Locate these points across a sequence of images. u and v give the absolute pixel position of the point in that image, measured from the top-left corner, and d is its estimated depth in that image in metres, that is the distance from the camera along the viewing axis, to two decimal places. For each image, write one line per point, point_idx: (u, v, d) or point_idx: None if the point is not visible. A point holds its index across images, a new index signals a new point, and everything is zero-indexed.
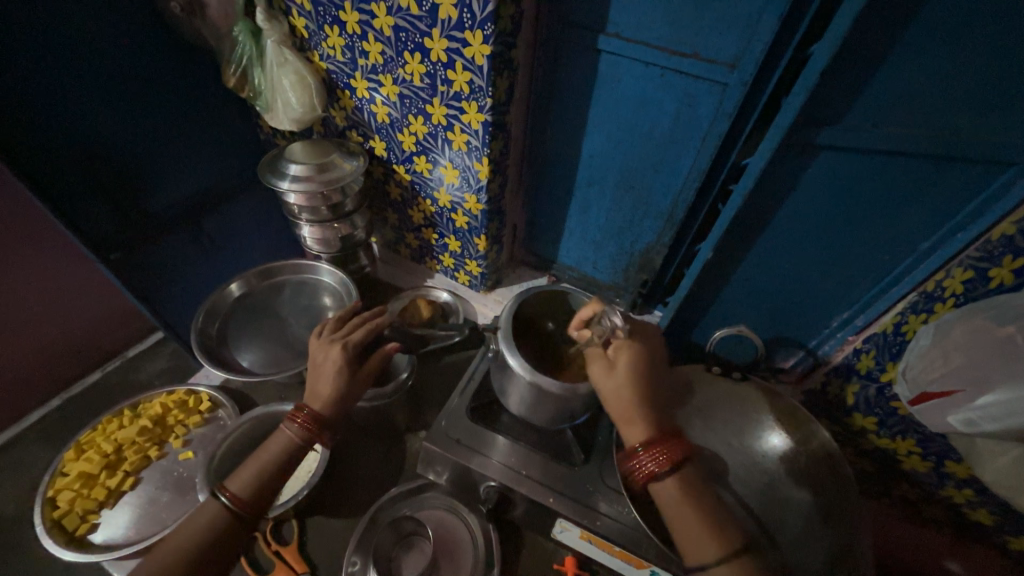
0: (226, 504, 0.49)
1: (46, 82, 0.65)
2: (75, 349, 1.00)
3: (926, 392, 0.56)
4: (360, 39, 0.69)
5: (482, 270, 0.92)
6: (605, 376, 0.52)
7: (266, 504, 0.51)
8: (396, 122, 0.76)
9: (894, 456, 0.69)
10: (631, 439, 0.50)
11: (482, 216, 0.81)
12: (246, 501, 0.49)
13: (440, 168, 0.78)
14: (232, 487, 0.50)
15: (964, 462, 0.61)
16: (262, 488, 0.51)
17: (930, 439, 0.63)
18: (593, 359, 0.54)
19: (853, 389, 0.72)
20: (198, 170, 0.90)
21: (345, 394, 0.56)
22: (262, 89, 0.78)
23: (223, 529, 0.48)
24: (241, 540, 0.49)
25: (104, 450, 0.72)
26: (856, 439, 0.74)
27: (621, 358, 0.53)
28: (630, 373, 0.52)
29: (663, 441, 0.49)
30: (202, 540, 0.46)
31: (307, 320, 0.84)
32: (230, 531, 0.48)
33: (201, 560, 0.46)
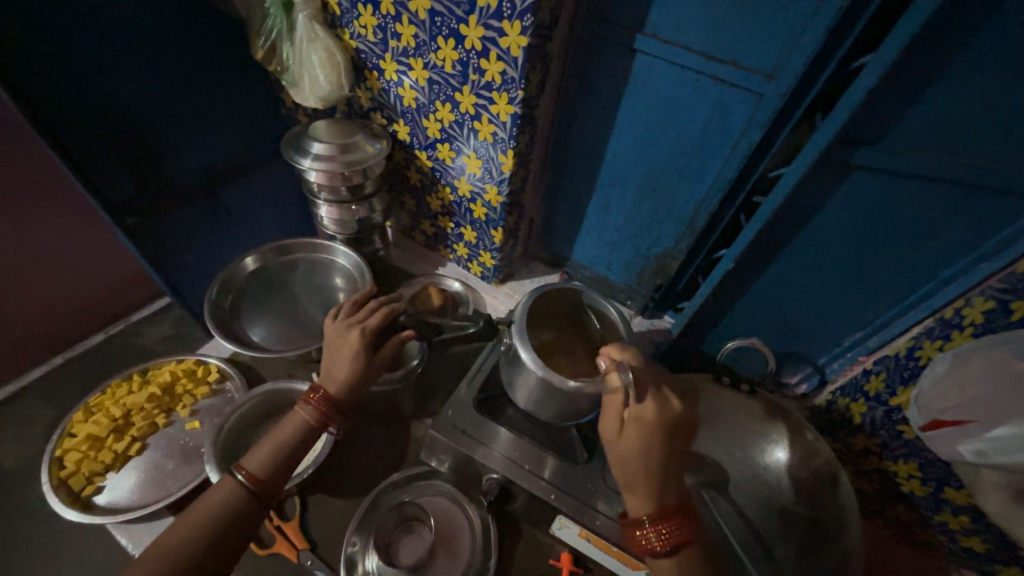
0: (242, 481, 0.49)
1: (73, 43, 0.65)
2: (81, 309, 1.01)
3: (938, 419, 0.57)
4: (393, 21, 0.68)
5: (495, 262, 0.92)
6: (614, 439, 0.51)
7: (280, 484, 0.51)
8: (422, 107, 0.75)
9: (893, 478, 0.69)
10: (635, 511, 0.50)
11: (501, 208, 0.81)
12: (262, 481, 0.50)
13: (464, 158, 0.77)
14: (247, 466, 0.50)
15: (964, 488, 0.62)
16: (278, 467, 0.51)
17: (931, 465, 0.64)
18: (605, 421, 0.53)
19: (859, 409, 0.72)
20: (219, 142, 0.89)
21: (359, 379, 0.56)
22: (290, 63, 0.77)
23: (239, 507, 0.48)
24: (256, 519, 0.49)
25: (112, 415, 0.73)
26: (857, 458, 0.74)
27: (633, 430, 0.51)
28: (642, 443, 0.50)
29: (666, 518, 0.48)
30: (219, 517, 0.47)
31: (320, 300, 0.85)
32: (245, 510, 0.48)
33: (214, 544, 0.45)
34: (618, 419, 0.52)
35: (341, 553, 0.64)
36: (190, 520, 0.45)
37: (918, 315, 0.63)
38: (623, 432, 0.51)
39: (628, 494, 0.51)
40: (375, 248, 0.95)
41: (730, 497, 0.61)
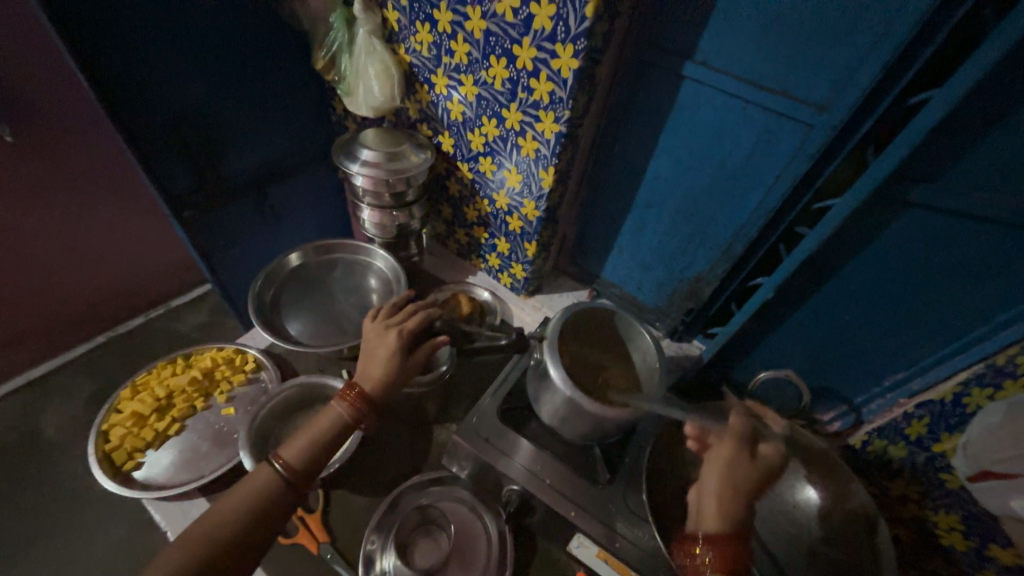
0: (279, 469, 0.51)
1: (154, 48, 0.70)
2: (85, 290, 1.20)
3: (989, 471, 0.55)
4: (448, 39, 0.71)
5: (526, 275, 0.93)
6: (735, 463, 0.56)
7: (314, 476, 0.53)
8: (469, 121, 0.78)
9: (931, 532, 0.65)
10: (709, 526, 0.52)
11: (537, 223, 0.82)
12: (298, 472, 0.51)
13: (505, 172, 0.79)
14: (284, 455, 0.52)
15: (1011, 548, 0.58)
16: (313, 460, 0.52)
17: (975, 521, 0.61)
18: (736, 442, 0.58)
19: (898, 453, 0.69)
20: (273, 145, 0.95)
21: (394, 380, 0.58)
22: (347, 74, 0.82)
23: (274, 494, 0.50)
24: (289, 509, 0.51)
25: (156, 395, 0.77)
26: (892, 506, 0.70)
27: (753, 465, 0.57)
28: (754, 476, 0.56)
29: (739, 546, 0.51)
30: (256, 502, 0.49)
31: (355, 299, 0.87)
32: (279, 498, 0.50)
33: (249, 530, 0.47)
34: (744, 450, 0.58)
35: (360, 549, 0.65)
36: (230, 503, 0.47)
37: (966, 359, 0.61)
38: (746, 461, 0.57)
39: (705, 506, 0.54)
40: (410, 253, 0.98)
41: (764, 539, 0.61)
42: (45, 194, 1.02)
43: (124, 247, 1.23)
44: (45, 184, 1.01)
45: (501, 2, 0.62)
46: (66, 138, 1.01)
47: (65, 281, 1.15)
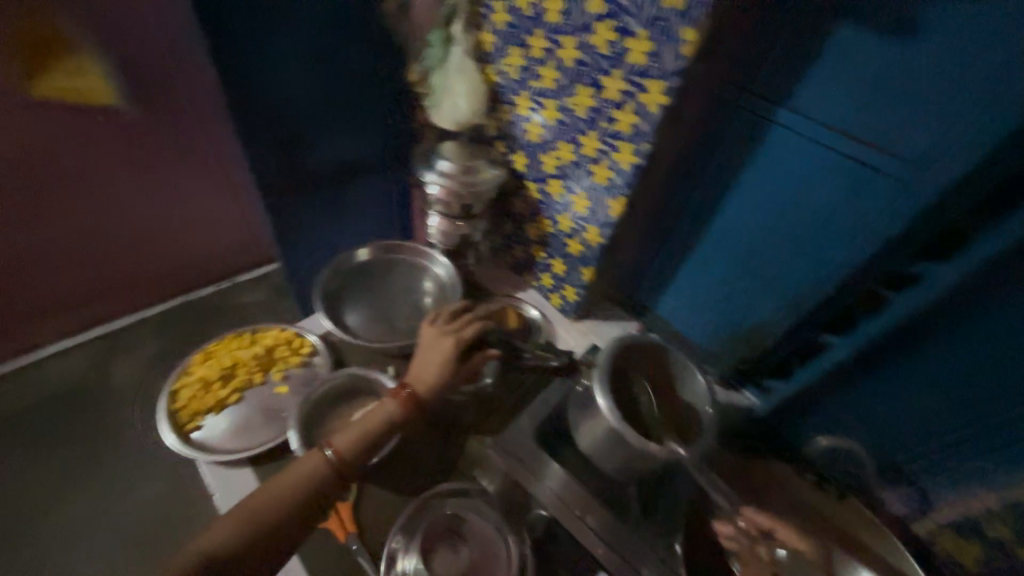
0: (331, 457, 0.53)
1: (270, 53, 0.78)
2: (171, 256, 1.33)
3: None
4: (538, 64, 0.73)
5: (578, 298, 0.92)
6: None
7: (360, 467, 0.55)
8: (545, 143, 0.80)
9: None
10: None
11: (598, 249, 0.82)
12: (348, 462, 0.54)
13: (573, 196, 0.80)
14: (336, 444, 0.54)
15: None
16: (361, 453, 0.54)
17: None
18: None
19: (972, 549, 0.66)
20: (357, 147, 1.00)
21: (446, 386, 0.60)
22: (435, 89, 0.86)
23: (323, 480, 0.52)
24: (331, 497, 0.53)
25: (224, 364, 0.83)
26: None
27: None
28: None
29: None
30: (304, 486, 0.51)
31: (411, 300, 0.91)
32: (324, 486, 0.52)
33: (297, 510, 0.50)
34: None
35: (384, 545, 0.66)
36: (283, 478, 0.50)
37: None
38: None
39: None
40: (466, 261, 0.99)
41: None
42: (153, 166, 1.15)
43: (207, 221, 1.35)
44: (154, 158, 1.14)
45: (598, 35, 0.63)
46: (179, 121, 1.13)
47: (151, 244, 1.28)
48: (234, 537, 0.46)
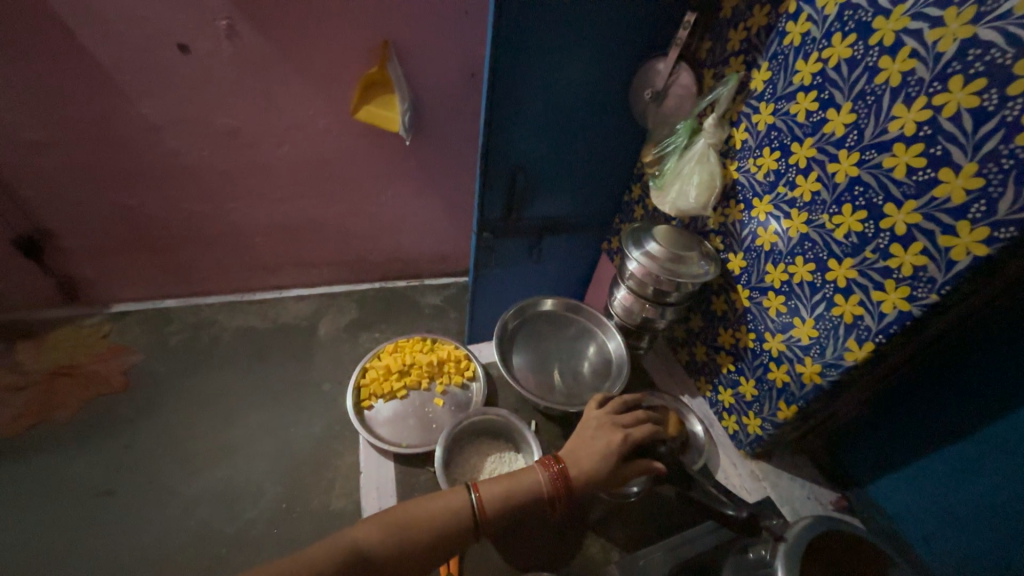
0: (472, 502, 0.57)
1: (530, 118, 0.89)
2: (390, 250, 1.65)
3: None
4: (797, 172, 0.67)
5: (763, 434, 0.77)
6: None
7: (494, 524, 0.57)
8: (776, 254, 0.71)
9: None
10: None
11: (810, 389, 0.68)
12: (487, 516, 0.57)
13: (795, 317, 0.69)
14: (482, 492, 0.58)
15: None
16: (503, 511, 0.57)
17: None
18: None
19: None
20: (565, 207, 1.07)
21: (601, 479, 0.60)
22: (668, 173, 0.83)
23: (460, 522, 0.56)
24: (460, 543, 0.56)
25: (404, 361, 0.95)
26: None
27: None
28: None
29: None
30: (443, 524, 0.55)
31: (573, 364, 0.91)
32: (459, 530, 0.55)
33: (434, 543, 0.54)
34: None
35: None
36: (432, 506, 0.56)
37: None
38: None
39: None
40: (638, 345, 0.93)
41: None
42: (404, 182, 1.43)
43: (420, 230, 1.63)
44: (406, 174, 1.44)
45: (894, 157, 0.56)
46: (432, 151, 1.40)
47: (376, 233, 1.59)
48: (376, 538, 0.52)
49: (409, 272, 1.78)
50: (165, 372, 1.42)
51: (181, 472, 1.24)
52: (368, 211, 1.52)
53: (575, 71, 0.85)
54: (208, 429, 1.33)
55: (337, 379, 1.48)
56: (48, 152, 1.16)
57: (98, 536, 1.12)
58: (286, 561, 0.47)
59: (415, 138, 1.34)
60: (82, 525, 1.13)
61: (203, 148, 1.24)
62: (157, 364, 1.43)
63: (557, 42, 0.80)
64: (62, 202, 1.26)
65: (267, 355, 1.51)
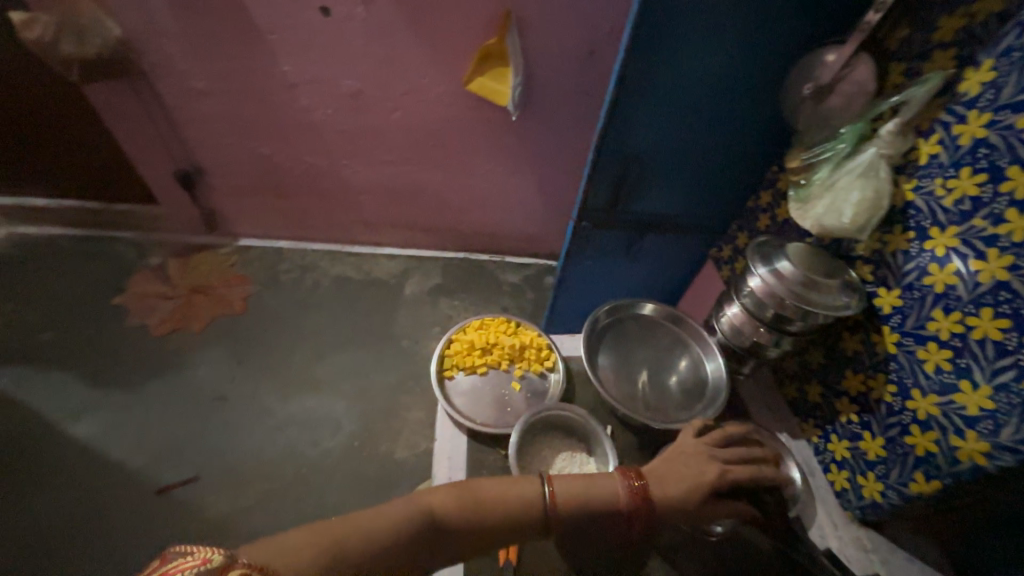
0: (546, 495, 0.57)
1: (657, 103, 0.82)
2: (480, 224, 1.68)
3: None
4: (1008, 203, 0.54)
5: (881, 503, 0.66)
6: None
7: (563, 522, 0.56)
8: (951, 299, 0.58)
9: None
10: None
11: (966, 469, 0.56)
12: (557, 514, 0.56)
13: (963, 380, 0.56)
14: (557, 487, 0.57)
15: None
16: (577, 512, 0.57)
17: None
18: None
19: None
20: (676, 204, 0.98)
21: (685, 509, 0.58)
22: (816, 183, 0.72)
23: (531, 511, 0.56)
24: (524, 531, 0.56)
25: (488, 339, 0.97)
26: None
27: None
28: None
29: None
30: (512, 508, 0.55)
31: (660, 376, 0.86)
32: (527, 518, 0.55)
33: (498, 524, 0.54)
34: None
35: None
36: (507, 490, 0.56)
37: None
38: None
39: None
40: (739, 370, 0.85)
41: None
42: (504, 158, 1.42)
43: (512, 208, 1.63)
44: (507, 150, 1.43)
45: None
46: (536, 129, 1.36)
47: (469, 205, 1.61)
48: (450, 506, 0.54)
49: (494, 248, 1.79)
50: (274, 304, 1.60)
51: (276, 395, 1.40)
52: (466, 182, 1.54)
53: (719, 56, 0.75)
54: (302, 361, 1.48)
55: (414, 338, 1.56)
56: (208, 98, 1.32)
57: (209, 434, 1.31)
58: (364, 514, 0.50)
59: (520, 115, 1.32)
60: (198, 422, 1.32)
61: (330, 107, 1.32)
62: (268, 296, 1.61)
63: (704, 22, 0.71)
64: (213, 144, 1.44)
65: (357, 305, 1.63)
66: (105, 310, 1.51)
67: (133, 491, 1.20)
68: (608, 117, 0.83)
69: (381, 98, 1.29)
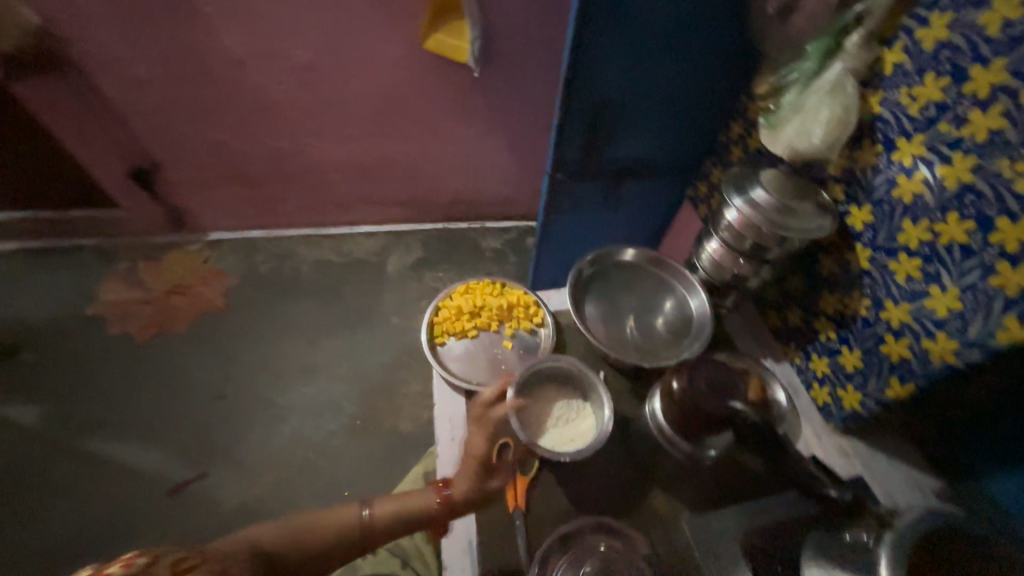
0: (364, 518, 0.66)
1: (622, 42, 0.78)
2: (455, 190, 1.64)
3: None
4: (973, 104, 0.54)
5: (861, 410, 0.70)
6: None
7: (382, 536, 0.66)
8: (919, 208, 0.59)
9: None
10: None
11: (938, 368, 0.59)
12: (374, 528, 0.66)
13: (932, 285, 0.59)
14: (373, 510, 0.67)
15: None
16: (391, 524, 0.66)
17: None
18: None
19: None
20: (649, 148, 0.97)
21: (488, 496, 0.67)
22: (786, 107, 0.71)
23: (349, 532, 0.64)
24: (351, 548, 0.64)
25: (475, 302, 0.97)
26: None
27: None
28: None
29: None
30: (328, 540, 0.63)
31: (647, 319, 0.87)
32: (349, 537, 0.64)
33: (323, 546, 0.62)
34: None
35: (542, 539, 0.65)
36: (325, 516, 0.64)
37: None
38: None
39: None
40: (721, 304, 0.87)
41: None
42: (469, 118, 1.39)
43: (486, 170, 1.59)
44: (473, 110, 1.38)
45: None
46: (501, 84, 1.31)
47: (442, 173, 1.57)
48: (276, 533, 0.61)
49: (472, 214, 1.76)
50: (255, 296, 1.57)
51: (272, 385, 1.40)
52: (436, 149, 1.49)
53: None
54: (293, 349, 1.47)
55: (403, 314, 1.55)
56: (146, 85, 1.22)
57: (212, 431, 1.31)
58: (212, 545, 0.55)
59: (483, 71, 1.26)
60: (198, 421, 1.32)
61: (280, 82, 1.25)
62: (249, 289, 1.58)
63: None
64: (161, 135, 1.35)
65: (341, 287, 1.61)
66: (80, 322, 1.46)
67: (145, 493, 1.22)
68: (575, 61, 0.80)
69: (334, 66, 1.22)
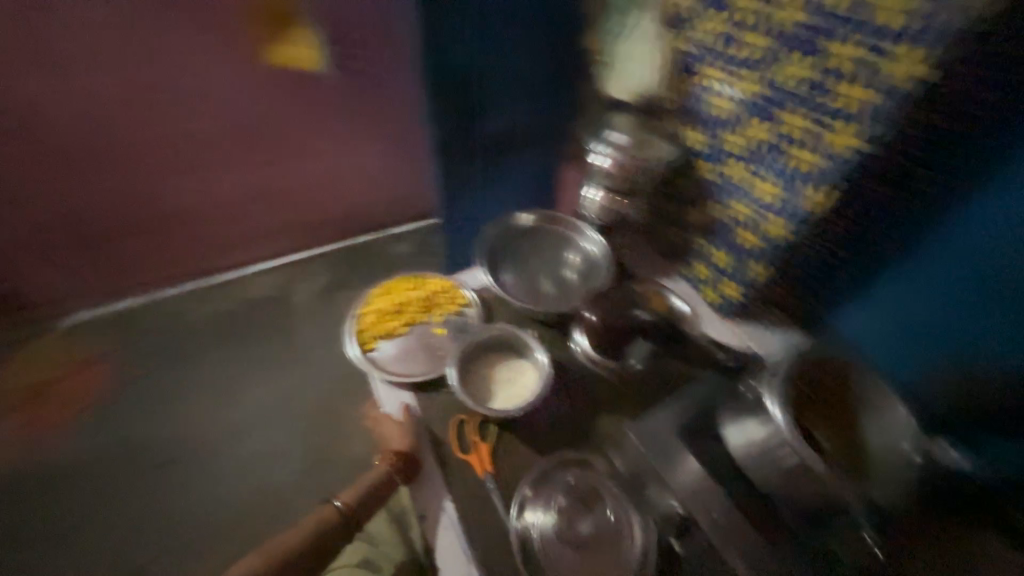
0: (338, 507, 0.82)
1: None
2: None
3: None
4: (745, 29, 0.66)
5: (741, 296, 0.84)
6: None
7: (360, 512, 0.84)
8: (733, 121, 0.73)
9: None
10: None
11: (778, 241, 0.75)
12: (353, 510, 0.83)
13: (757, 180, 0.73)
14: (342, 498, 0.84)
15: None
16: (363, 500, 0.85)
17: None
18: None
19: None
20: (517, 118, 1.02)
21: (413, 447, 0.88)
22: (618, 61, 0.87)
23: (328, 526, 0.79)
24: (336, 536, 0.80)
25: (397, 299, 0.94)
26: None
27: None
28: None
29: None
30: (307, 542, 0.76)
31: (555, 272, 0.95)
32: (329, 527, 0.80)
33: (301, 551, 0.75)
34: None
35: (515, 492, 0.70)
36: (299, 528, 0.78)
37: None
38: None
39: None
40: (614, 242, 0.96)
41: None
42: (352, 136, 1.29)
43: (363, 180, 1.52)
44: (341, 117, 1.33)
45: None
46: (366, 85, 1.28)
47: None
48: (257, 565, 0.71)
49: None
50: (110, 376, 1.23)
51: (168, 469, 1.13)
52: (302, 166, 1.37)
53: None
54: (179, 423, 1.19)
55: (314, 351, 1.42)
56: None
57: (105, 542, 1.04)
58: None
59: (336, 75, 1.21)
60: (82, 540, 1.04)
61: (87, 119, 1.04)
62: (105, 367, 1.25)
63: None
64: None
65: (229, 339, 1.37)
66: None
67: None
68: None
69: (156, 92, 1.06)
